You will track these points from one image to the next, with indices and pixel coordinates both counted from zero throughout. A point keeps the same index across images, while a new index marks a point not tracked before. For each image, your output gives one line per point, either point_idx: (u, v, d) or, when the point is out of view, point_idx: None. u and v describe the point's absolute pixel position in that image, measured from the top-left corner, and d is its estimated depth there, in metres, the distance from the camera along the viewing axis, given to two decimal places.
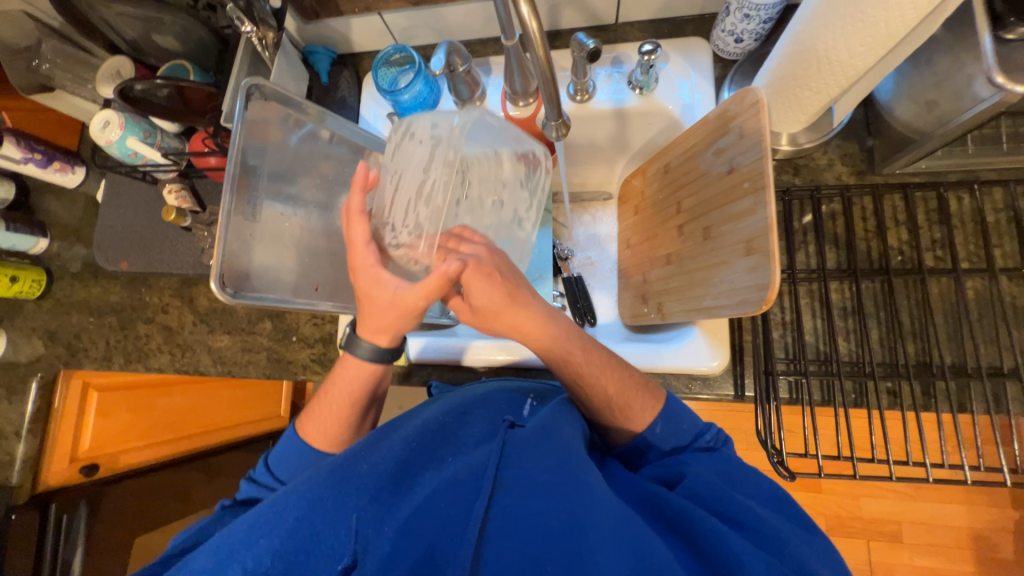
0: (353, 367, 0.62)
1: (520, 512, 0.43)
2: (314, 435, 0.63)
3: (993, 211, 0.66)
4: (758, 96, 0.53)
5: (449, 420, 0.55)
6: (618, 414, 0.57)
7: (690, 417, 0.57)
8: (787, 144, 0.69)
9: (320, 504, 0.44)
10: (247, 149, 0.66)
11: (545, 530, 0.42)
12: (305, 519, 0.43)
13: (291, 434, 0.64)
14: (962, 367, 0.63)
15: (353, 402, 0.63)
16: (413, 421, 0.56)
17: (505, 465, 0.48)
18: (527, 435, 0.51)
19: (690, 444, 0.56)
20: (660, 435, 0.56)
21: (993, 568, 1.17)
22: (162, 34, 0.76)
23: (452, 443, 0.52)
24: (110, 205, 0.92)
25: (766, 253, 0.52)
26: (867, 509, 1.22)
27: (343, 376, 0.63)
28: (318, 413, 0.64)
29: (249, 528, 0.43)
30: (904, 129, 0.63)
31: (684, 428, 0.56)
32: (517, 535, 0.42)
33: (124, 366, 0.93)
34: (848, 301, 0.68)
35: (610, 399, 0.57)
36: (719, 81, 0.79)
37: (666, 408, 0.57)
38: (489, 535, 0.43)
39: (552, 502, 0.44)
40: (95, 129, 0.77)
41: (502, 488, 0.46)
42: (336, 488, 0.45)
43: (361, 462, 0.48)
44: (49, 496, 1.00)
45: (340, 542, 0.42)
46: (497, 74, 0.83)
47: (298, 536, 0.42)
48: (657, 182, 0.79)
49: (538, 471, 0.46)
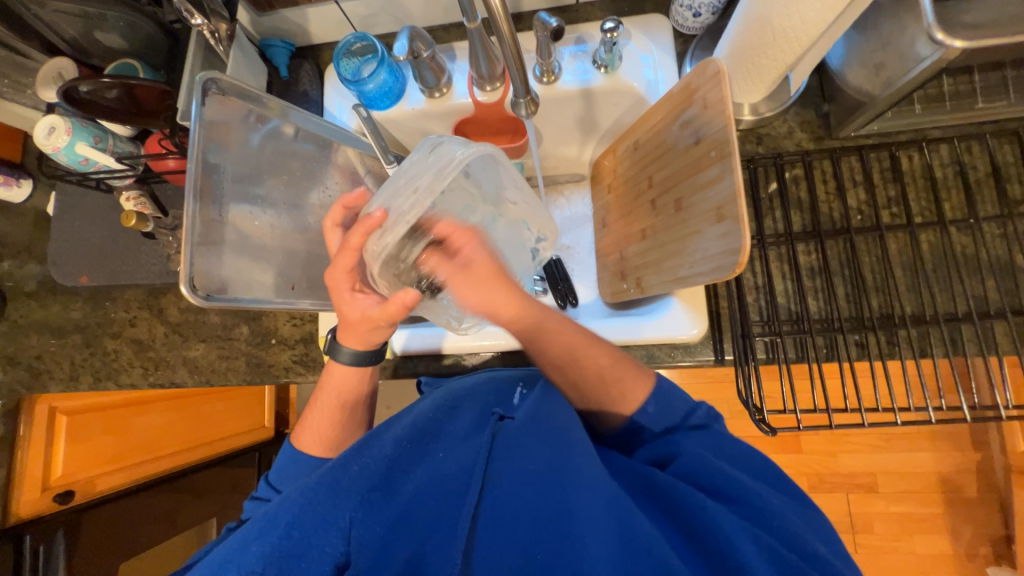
0: (342, 375, 0.66)
1: (511, 502, 0.44)
2: (309, 444, 0.66)
3: (940, 167, 0.70)
4: (718, 66, 0.55)
5: (437, 412, 0.55)
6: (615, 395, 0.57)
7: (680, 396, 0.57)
8: (748, 113, 0.72)
9: (309, 508, 0.44)
10: (207, 149, 0.64)
11: (536, 518, 0.43)
12: (297, 525, 0.43)
13: (288, 449, 0.67)
14: (922, 315, 0.67)
15: (344, 407, 0.66)
16: (402, 419, 0.54)
17: (497, 459, 0.48)
18: (522, 427, 0.50)
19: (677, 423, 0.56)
20: (652, 415, 0.56)
21: (959, 507, 1.25)
22: (106, 31, 0.73)
23: (441, 438, 0.51)
24: (63, 217, 0.88)
25: (736, 219, 0.53)
26: (844, 464, 1.28)
27: (331, 383, 0.67)
28: (312, 422, 0.67)
29: (239, 542, 0.44)
30: (855, 93, 0.66)
31: (675, 407, 0.56)
32: (507, 527, 0.43)
33: (94, 385, 0.89)
34: (815, 261, 0.71)
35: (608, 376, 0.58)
36: (681, 57, 0.80)
37: (655, 388, 0.57)
38: (480, 531, 0.44)
39: (544, 493, 0.44)
40: (42, 136, 0.74)
41: (493, 480, 0.46)
42: (327, 493, 0.45)
43: (353, 461, 0.47)
44: (23, 527, 0.95)
45: (330, 543, 0.43)
46: (462, 59, 0.82)
47: (291, 541, 0.43)
48: (627, 160, 0.80)
49: (529, 463, 0.47)
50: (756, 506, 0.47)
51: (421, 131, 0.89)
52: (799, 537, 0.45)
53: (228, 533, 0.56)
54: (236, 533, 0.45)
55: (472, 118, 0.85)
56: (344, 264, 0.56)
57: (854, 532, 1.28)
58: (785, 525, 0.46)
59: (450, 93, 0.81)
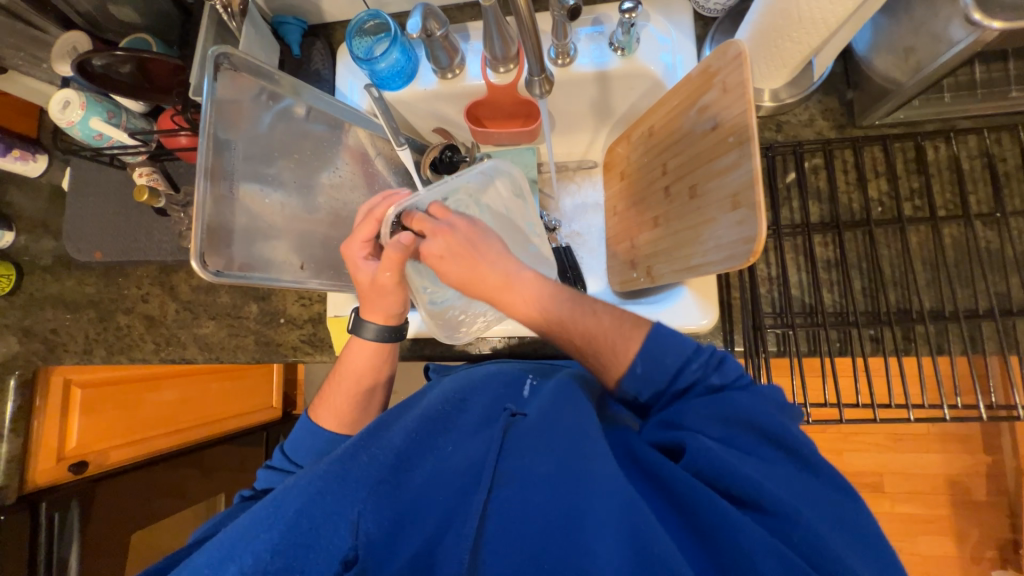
0: (363, 352, 0.67)
1: (521, 500, 0.44)
2: (325, 418, 0.67)
3: (968, 159, 0.67)
4: (740, 48, 0.53)
5: (447, 408, 0.55)
6: (612, 352, 0.53)
7: (673, 348, 0.51)
8: (769, 100, 0.70)
9: (316, 498, 0.43)
10: (218, 126, 0.64)
11: (545, 519, 0.43)
12: (305, 514, 0.42)
13: (304, 421, 0.67)
14: (940, 311, 0.66)
15: (361, 385, 0.68)
16: (411, 412, 0.55)
17: (506, 456, 0.48)
18: (531, 426, 0.50)
19: (668, 388, 0.51)
20: (641, 377, 0.51)
21: (966, 510, 1.24)
22: (119, 5, 0.72)
23: (450, 433, 0.52)
24: (78, 192, 0.88)
25: (752, 206, 0.52)
26: (850, 463, 1.27)
27: (351, 360, 0.68)
28: (330, 397, 0.68)
29: (242, 531, 0.42)
30: (881, 80, 0.63)
31: (667, 363, 0.50)
32: (516, 530, 0.43)
33: (107, 359, 0.90)
34: (831, 254, 0.69)
35: (605, 336, 0.53)
36: (700, 41, 0.78)
37: (647, 347, 0.51)
38: (488, 532, 0.43)
39: (554, 495, 0.44)
40: (56, 111, 0.74)
41: (502, 480, 0.46)
42: (337, 482, 0.44)
43: (362, 451, 0.47)
44: (39, 495, 0.97)
45: (338, 539, 0.42)
46: (476, 40, 0.81)
47: (299, 531, 0.41)
48: (641, 146, 0.79)
49: (538, 463, 0.46)
50: (768, 501, 0.41)
51: (433, 113, 0.88)
52: (828, 546, 0.39)
53: (241, 502, 0.59)
54: (241, 519, 0.44)
55: (484, 101, 0.84)
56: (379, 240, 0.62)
57: None
58: (808, 527, 0.40)
59: (463, 74, 0.80)
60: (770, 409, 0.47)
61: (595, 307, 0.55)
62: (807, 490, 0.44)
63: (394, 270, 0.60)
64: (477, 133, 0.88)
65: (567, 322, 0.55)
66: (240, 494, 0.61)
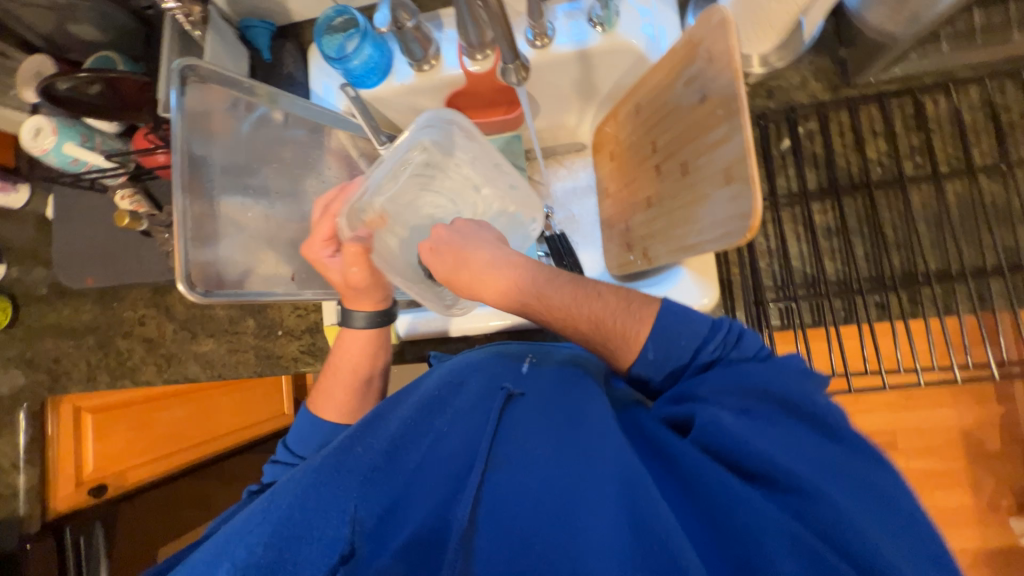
0: (355, 339, 0.67)
1: (514, 487, 0.43)
2: (328, 408, 0.66)
3: (970, 111, 0.64)
4: (724, 14, 0.50)
5: (443, 391, 0.54)
6: (619, 335, 0.49)
7: (686, 328, 0.48)
8: (758, 66, 0.67)
9: (311, 489, 0.43)
10: (192, 140, 0.61)
11: (538, 506, 0.42)
12: (299, 506, 0.42)
13: (306, 413, 0.66)
14: (947, 271, 0.64)
15: (357, 373, 0.66)
16: (409, 397, 0.54)
17: (502, 442, 0.47)
18: (528, 411, 0.49)
19: (692, 362, 0.48)
20: (653, 362, 0.49)
21: (981, 461, 1.24)
22: (78, 23, 0.70)
23: (447, 414, 0.51)
24: (63, 220, 0.87)
25: (745, 180, 0.50)
26: (863, 425, 1.26)
27: (345, 349, 0.67)
28: (328, 388, 0.67)
29: (238, 527, 0.42)
30: (875, 34, 0.60)
31: (681, 345, 0.48)
32: (508, 510, 0.42)
33: (111, 384, 0.90)
34: (832, 221, 0.67)
35: (613, 321, 0.49)
36: (683, 8, 0.75)
37: (657, 327, 0.48)
38: (482, 517, 0.42)
39: (549, 477, 0.43)
40: (28, 138, 0.73)
41: (496, 465, 0.45)
42: (331, 472, 0.45)
43: (357, 443, 0.48)
44: (64, 520, 1.00)
45: (333, 527, 0.41)
46: (449, 28, 0.78)
47: (292, 524, 0.41)
48: (630, 124, 0.76)
49: (535, 446, 0.46)
50: (780, 475, 0.40)
51: (413, 108, 0.85)
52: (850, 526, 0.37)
53: (251, 497, 0.57)
54: (242, 515, 0.44)
55: (464, 90, 0.81)
56: (326, 232, 0.63)
57: None
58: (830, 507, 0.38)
59: (439, 64, 0.77)
60: (784, 378, 0.45)
61: (598, 289, 0.50)
62: (826, 459, 0.42)
63: (361, 263, 0.61)
64: None
65: (569, 310, 0.49)
66: (249, 489, 0.59)
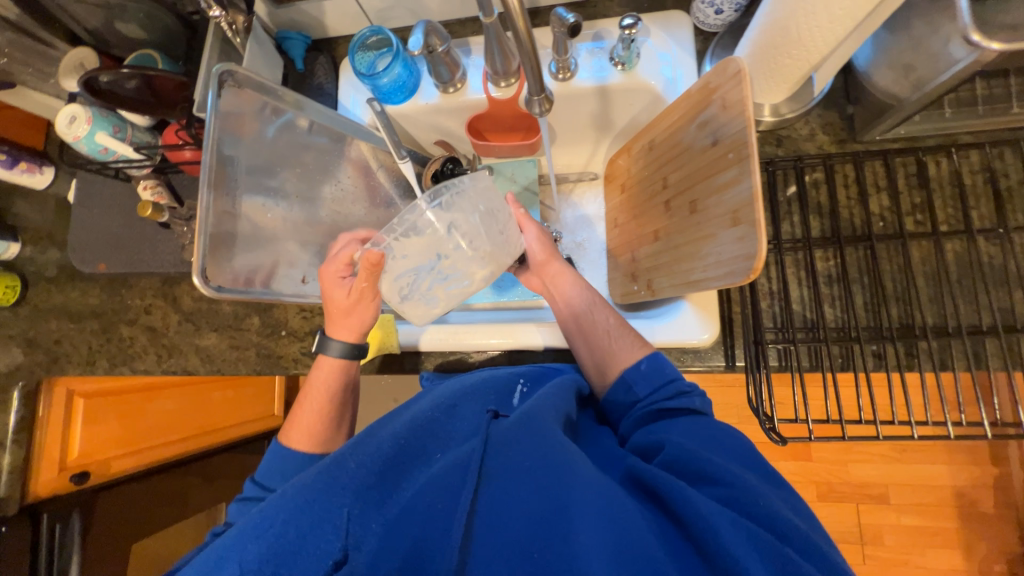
0: (330, 368, 0.68)
1: (505, 503, 0.43)
2: (297, 438, 0.66)
3: (970, 174, 0.67)
4: (740, 66, 0.53)
5: (435, 414, 0.54)
6: (604, 337, 0.65)
7: (667, 365, 0.60)
8: (769, 115, 0.70)
9: (303, 507, 0.44)
10: (222, 140, 0.64)
11: (529, 518, 0.42)
12: (292, 522, 0.43)
13: (276, 446, 0.66)
14: (944, 327, 0.65)
15: (330, 401, 0.67)
16: (401, 417, 0.55)
17: (491, 457, 0.47)
18: (514, 425, 0.50)
19: (655, 393, 0.58)
20: (644, 372, 0.60)
21: (975, 523, 1.22)
22: (126, 22, 0.74)
23: (440, 437, 0.52)
24: (83, 205, 0.89)
25: (752, 223, 0.52)
26: (855, 474, 1.26)
27: (318, 376, 0.69)
28: (299, 417, 0.67)
29: (236, 539, 0.43)
30: (883, 95, 0.63)
31: (662, 373, 0.59)
32: (502, 525, 0.42)
33: (109, 369, 0.91)
34: (833, 269, 0.69)
35: (602, 317, 0.67)
36: (700, 55, 0.79)
37: (649, 353, 0.62)
38: (477, 530, 0.42)
39: (538, 486, 0.44)
40: (62, 125, 0.75)
41: (488, 478, 0.45)
42: (324, 490, 0.45)
43: (350, 458, 0.48)
44: (40, 506, 0.98)
45: (327, 542, 0.43)
46: (477, 54, 0.81)
47: (286, 540, 0.42)
48: (642, 160, 0.79)
49: (524, 460, 0.46)
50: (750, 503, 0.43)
51: (435, 126, 0.89)
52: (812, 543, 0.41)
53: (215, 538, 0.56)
54: (234, 528, 0.45)
55: (485, 114, 0.85)
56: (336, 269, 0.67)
57: (863, 544, 1.26)
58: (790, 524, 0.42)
59: (464, 88, 0.81)
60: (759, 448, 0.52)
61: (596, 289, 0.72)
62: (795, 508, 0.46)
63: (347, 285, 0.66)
64: (478, 145, 0.89)
65: (570, 280, 0.72)
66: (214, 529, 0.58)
